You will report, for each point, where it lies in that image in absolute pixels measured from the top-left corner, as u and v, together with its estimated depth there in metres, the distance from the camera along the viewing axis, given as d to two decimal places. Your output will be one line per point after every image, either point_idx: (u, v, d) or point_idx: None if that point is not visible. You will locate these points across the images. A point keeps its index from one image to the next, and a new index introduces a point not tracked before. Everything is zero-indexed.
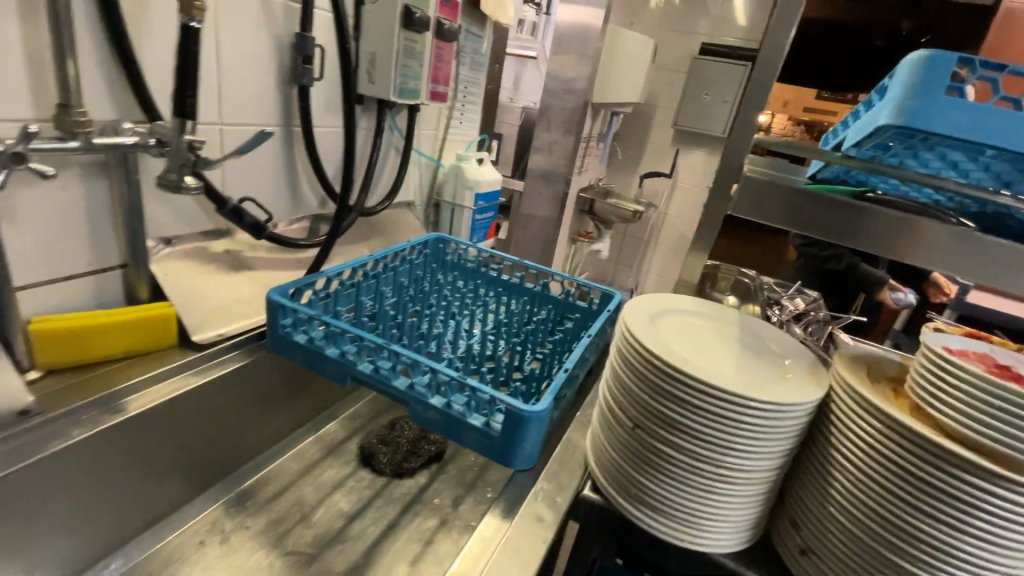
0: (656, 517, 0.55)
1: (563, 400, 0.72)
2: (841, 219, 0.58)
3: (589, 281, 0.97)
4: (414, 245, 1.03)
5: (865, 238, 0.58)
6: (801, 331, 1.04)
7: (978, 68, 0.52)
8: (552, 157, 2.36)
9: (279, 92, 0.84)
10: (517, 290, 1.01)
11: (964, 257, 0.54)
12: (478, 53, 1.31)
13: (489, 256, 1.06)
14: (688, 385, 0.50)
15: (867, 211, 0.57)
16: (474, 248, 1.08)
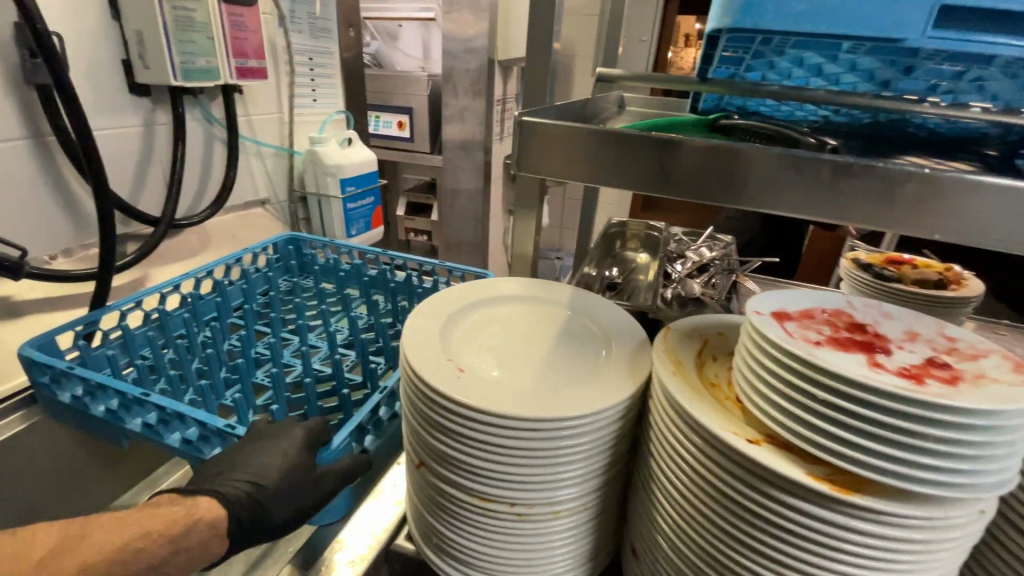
0: (460, 570, 0.43)
1: (393, 420, 0.60)
2: (726, 172, 0.41)
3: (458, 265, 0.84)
4: (248, 252, 0.90)
5: (765, 193, 0.40)
6: (700, 285, 0.91)
7: None
8: (466, 124, 2.14)
9: (13, 98, 0.69)
10: (383, 286, 0.89)
11: (857, 200, 0.37)
12: (315, 17, 1.14)
13: (347, 251, 0.94)
14: (454, 411, 0.38)
15: (766, 152, 0.39)
16: (329, 244, 0.95)
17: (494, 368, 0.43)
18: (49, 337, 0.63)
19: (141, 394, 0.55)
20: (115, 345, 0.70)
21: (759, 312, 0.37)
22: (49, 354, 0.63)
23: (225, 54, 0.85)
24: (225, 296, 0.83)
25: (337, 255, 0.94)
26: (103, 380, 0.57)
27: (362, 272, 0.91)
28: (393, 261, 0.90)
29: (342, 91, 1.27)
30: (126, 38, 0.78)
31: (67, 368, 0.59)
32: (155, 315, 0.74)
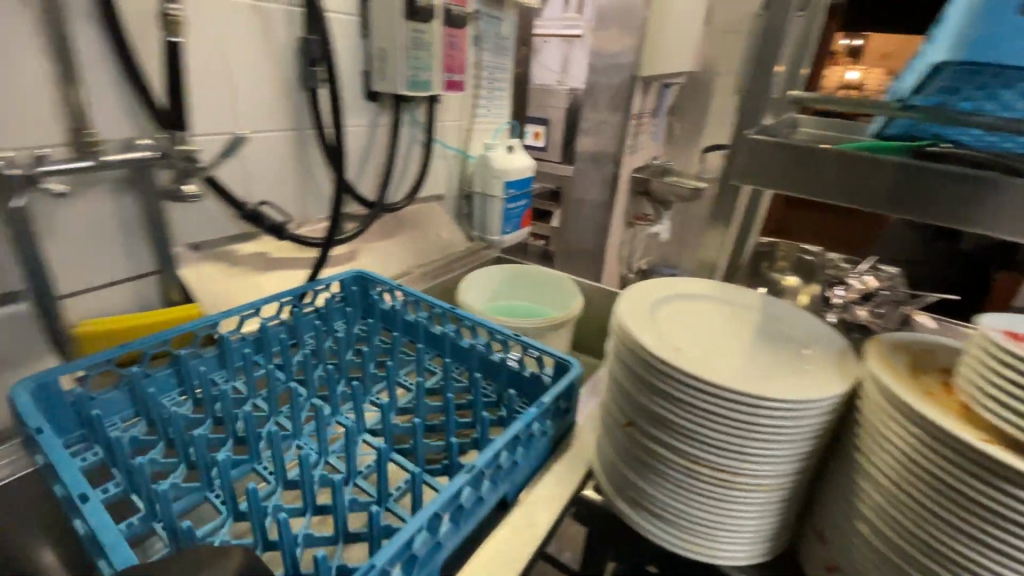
0: (657, 524, 0.50)
1: None
2: (944, 193, 0.45)
3: (538, 343, 0.73)
4: (305, 289, 0.83)
5: (982, 215, 0.44)
6: (866, 312, 0.90)
7: None
8: (600, 137, 2.19)
9: (290, 98, 0.87)
10: (447, 350, 0.81)
11: None
12: (500, 36, 1.28)
13: (414, 301, 0.86)
14: (683, 381, 0.44)
15: (991, 179, 0.43)
16: (399, 290, 0.88)
17: (705, 353, 0.49)
18: (54, 378, 0.59)
19: (80, 495, 0.46)
20: (124, 390, 0.64)
21: (993, 330, 0.39)
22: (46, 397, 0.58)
23: (439, 69, 1.01)
24: (262, 340, 0.76)
25: (404, 304, 0.87)
26: (54, 459, 0.50)
27: (428, 327, 0.83)
28: (461, 321, 0.81)
29: (510, 103, 1.41)
30: (369, 54, 0.95)
31: (35, 433, 0.53)
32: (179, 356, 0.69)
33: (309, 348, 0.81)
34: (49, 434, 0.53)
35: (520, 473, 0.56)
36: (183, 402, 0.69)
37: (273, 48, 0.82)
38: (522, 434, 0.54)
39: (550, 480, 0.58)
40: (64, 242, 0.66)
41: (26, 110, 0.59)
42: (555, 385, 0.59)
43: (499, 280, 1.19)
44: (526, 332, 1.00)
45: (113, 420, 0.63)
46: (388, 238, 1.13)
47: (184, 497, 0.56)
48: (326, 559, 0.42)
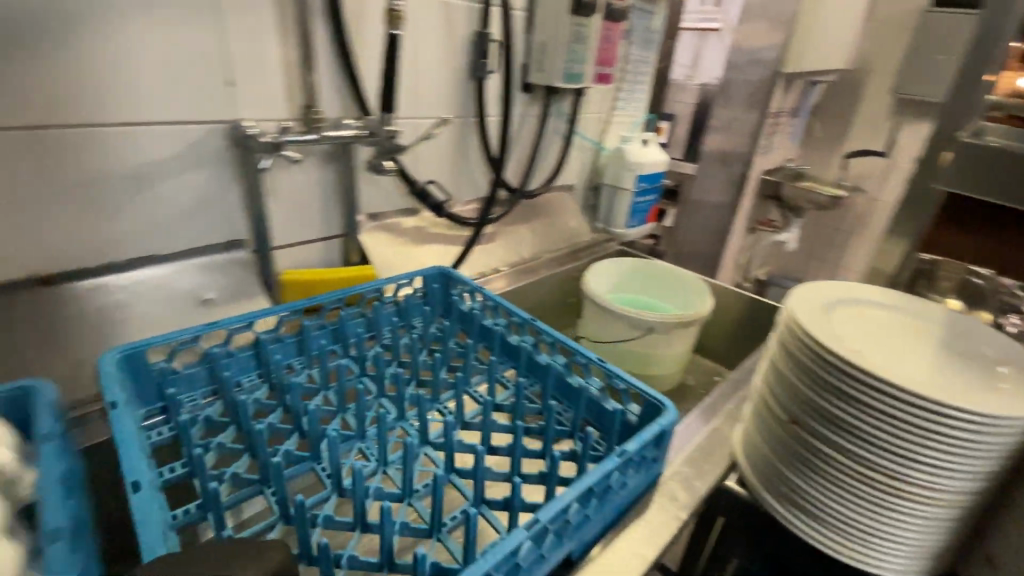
0: (807, 518, 0.52)
1: None
2: None
3: (625, 373, 0.69)
4: (389, 284, 0.82)
5: None
6: None
7: None
8: (733, 136, 2.07)
9: (460, 87, 0.95)
10: (524, 363, 0.77)
11: None
12: (648, 30, 1.28)
13: (494, 306, 0.85)
14: (860, 383, 0.45)
15: None
16: (479, 294, 0.86)
17: (885, 358, 0.49)
18: (139, 351, 0.61)
19: (132, 484, 0.47)
20: (204, 367, 0.66)
21: None
22: (135, 365, 0.62)
23: (593, 62, 1.05)
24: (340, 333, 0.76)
25: (483, 309, 0.85)
26: (120, 439, 0.51)
27: (506, 337, 0.81)
28: (541, 336, 0.78)
29: (648, 98, 1.42)
30: (530, 47, 1.01)
31: (109, 407, 0.54)
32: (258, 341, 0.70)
33: (385, 343, 0.80)
34: (122, 410, 0.54)
35: (590, 528, 0.50)
36: (259, 385, 0.70)
37: (450, 41, 0.90)
38: (596, 487, 0.48)
39: (616, 543, 0.52)
40: (280, 202, 0.79)
41: (271, 91, 0.72)
42: (641, 432, 0.51)
43: (625, 271, 1.19)
44: (653, 325, 1.01)
45: (193, 395, 0.66)
46: (523, 223, 1.20)
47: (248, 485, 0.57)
48: (474, 518, 0.47)
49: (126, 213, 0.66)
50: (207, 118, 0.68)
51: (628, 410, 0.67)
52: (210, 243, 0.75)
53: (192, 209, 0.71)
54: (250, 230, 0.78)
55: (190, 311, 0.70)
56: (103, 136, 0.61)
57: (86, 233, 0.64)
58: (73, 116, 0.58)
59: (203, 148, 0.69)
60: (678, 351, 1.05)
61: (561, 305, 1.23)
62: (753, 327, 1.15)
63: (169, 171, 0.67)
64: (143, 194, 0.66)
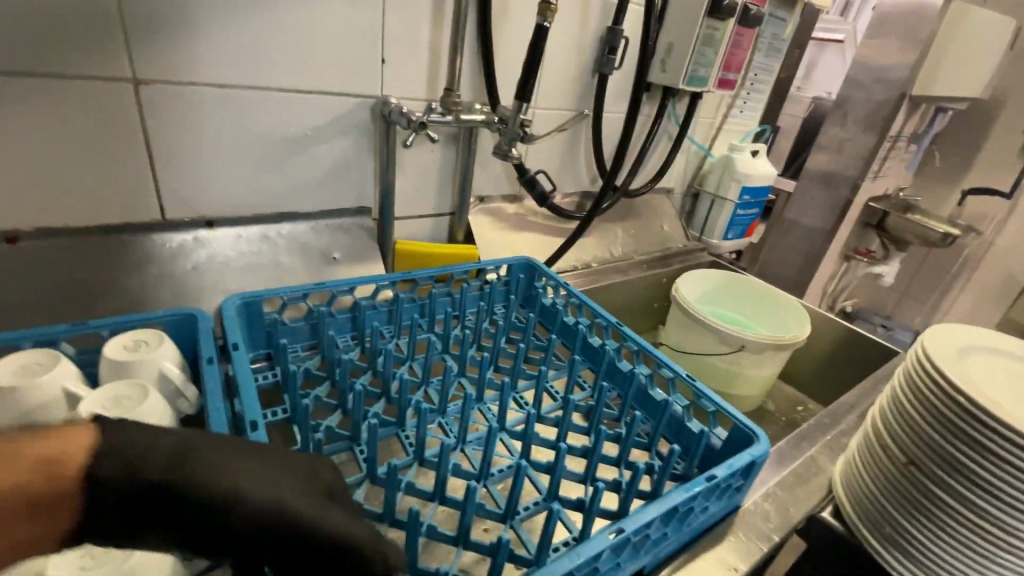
0: (910, 565, 0.49)
1: None
2: None
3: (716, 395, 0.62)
4: (481, 266, 0.81)
5: None
6: None
7: None
8: (839, 157, 1.95)
9: (582, 81, 0.95)
10: (603, 367, 0.71)
11: None
12: (777, 37, 1.23)
13: (578, 304, 0.80)
14: (1003, 439, 0.42)
15: None
16: (566, 289, 0.82)
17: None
18: (258, 300, 0.64)
19: (250, 422, 0.47)
20: (308, 322, 0.68)
21: None
22: (252, 310, 0.64)
23: (718, 66, 1.03)
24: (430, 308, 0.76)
25: (567, 306, 0.81)
26: (241, 383, 0.51)
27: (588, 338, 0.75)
28: (625, 342, 0.72)
29: (763, 106, 1.36)
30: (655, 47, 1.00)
31: (230, 348, 0.56)
32: (357, 306, 0.71)
33: (467, 325, 0.78)
34: (242, 352, 0.56)
35: (662, 548, 0.48)
36: (352, 347, 0.71)
37: (580, 35, 0.90)
38: (679, 507, 0.47)
39: (691, 566, 0.50)
40: (404, 176, 0.84)
41: (416, 70, 0.76)
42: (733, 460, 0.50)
43: (715, 285, 1.17)
44: (745, 343, 0.98)
45: (295, 347, 0.67)
46: (617, 222, 1.20)
47: (337, 442, 0.57)
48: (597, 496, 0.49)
49: (280, 171, 0.73)
50: (357, 91, 0.74)
51: (712, 434, 0.59)
52: (342, 207, 0.81)
53: (330, 175, 0.77)
54: (376, 199, 0.84)
55: (321, 267, 0.77)
56: (273, 99, 0.68)
57: (245, 185, 0.71)
58: (253, 80, 0.65)
59: (350, 119, 0.75)
60: (763, 373, 1.03)
61: (644, 309, 1.22)
62: (846, 361, 1.10)
63: (319, 137, 0.74)
64: (296, 156, 0.73)
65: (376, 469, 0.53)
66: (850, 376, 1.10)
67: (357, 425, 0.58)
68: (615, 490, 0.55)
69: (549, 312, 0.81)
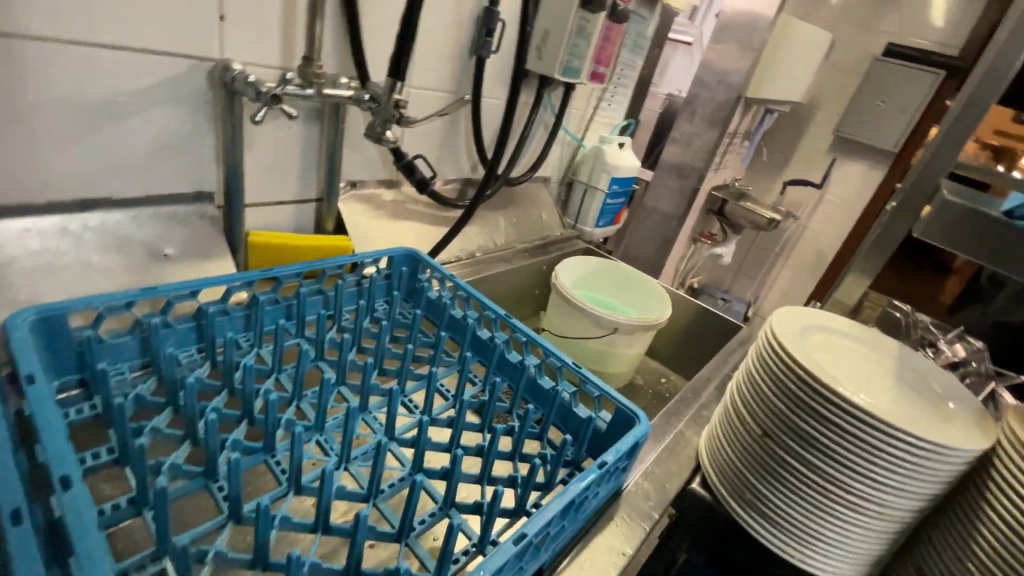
0: (762, 522, 0.56)
1: None
2: None
3: (601, 381, 0.63)
4: (358, 258, 0.74)
5: None
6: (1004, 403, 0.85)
7: None
8: (688, 150, 2.16)
9: (459, 62, 0.91)
10: (493, 360, 0.69)
11: None
12: (640, 35, 1.31)
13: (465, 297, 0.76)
14: (836, 407, 0.49)
15: None
16: (452, 280, 0.78)
17: (854, 385, 0.53)
18: (63, 314, 0.51)
19: (59, 480, 0.36)
20: (137, 336, 0.57)
21: None
22: (53, 328, 0.51)
23: (590, 59, 1.05)
24: (298, 309, 0.67)
25: (454, 298, 0.78)
26: (41, 425, 0.40)
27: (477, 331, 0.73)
28: (514, 334, 0.71)
29: (628, 101, 1.45)
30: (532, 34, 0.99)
31: (22, 380, 0.43)
32: (204, 314, 0.60)
33: (343, 326, 0.71)
34: (41, 382, 0.44)
35: (562, 539, 0.48)
36: (201, 361, 0.60)
37: (455, 14, 0.86)
38: (576, 498, 0.47)
39: (586, 550, 0.51)
40: (257, 156, 0.73)
41: (266, 34, 0.66)
42: (620, 444, 0.52)
43: (589, 271, 1.22)
44: (618, 326, 1.05)
45: (121, 369, 0.55)
46: (497, 210, 1.18)
47: (188, 478, 0.49)
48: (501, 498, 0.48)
49: (85, 146, 0.58)
50: (192, 51, 0.61)
51: (598, 419, 0.61)
52: (177, 192, 0.68)
53: (158, 154, 0.64)
54: (221, 182, 0.71)
55: (147, 267, 0.63)
56: (69, 54, 0.53)
57: (33, 163, 0.55)
58: (38, 27, 0.50)
59: (183, 86, 0.62)
60: (633, 352, 1.11)
61: (526, 296, 1.23)
62: (697, 335, 1.23)
63: (141, 105, 0.60)
64: (107, 127, 0.59)
65: (239, 508, 0.45)
66: (705, 349, 1.23)
67: (211, 458, 0.49)
68: (512, 486, 0.54)
69: (435, 307, 0.77)
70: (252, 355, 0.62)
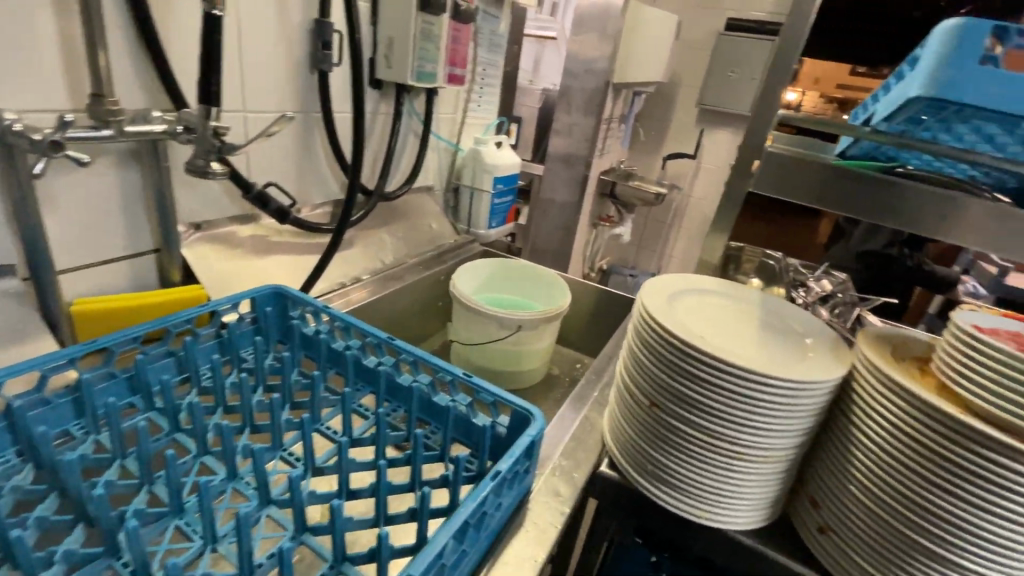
0: (669, 491, 0.56)
1: None
2: (880, 198, 0.59)
3: (494, 384, 0.60)
4: (210, 307, 0.66)
5: (902, 214, 0.59)
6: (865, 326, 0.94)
7: (1013, 38, 0.50)
8: (572, 140, 2.22)
9: (300, 81, 0.86)
10: (381, 388, 0.64)
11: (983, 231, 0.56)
12: (494, 33, 1.31)
13: (344, 325, 0.69)
14: (708, 366, 0.51)
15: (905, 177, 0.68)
16: (325, 310, 0.71)
17: (725, 340, 0.55)
18: None
19: None
20: None
21: (962, 323, 0.47)
22: None
23: (443, 62, 1.03)
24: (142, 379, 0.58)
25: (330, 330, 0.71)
26: None
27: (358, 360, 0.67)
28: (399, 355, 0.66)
29: (498, 99, 1.45)
30: (376, 42, 0.96)
31: None
32: (13, 410, 0.51)
33: (205, 386, 0.64)
34: None
35: (466, 565, 0.45)
36: (19, 466, 0.50)
37: (283, 32, 0.81)
38: (471, 519, 0.44)
39: (499, 567, 0.49)
40: (62, 213, 0.63)
41: (43, 72, 0.57)
42: (513, 448, 0.50)
43: (487, 274, 1.20)
44: (521, 323, 1.03)
45: None
46: (380, 227, 1.13)
47: None
48: (391, 534, 0.42)
49: None
50: None
51: (496, 425, 0.58)
52: None
53: None
54: (21, 249, 0.61)
55: None
56: None
57: None
58: None
59: None
60: (543, 345, 1.10)
61: (430, 309, 1.19)
62: (602, 315, 1.26)
63: None
64: None
65: None
66: (612, 327, 1.25)
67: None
68: (410, 519, 0.50)
69: (311, 343, 0.71)
70: (84, 444, 0.53)
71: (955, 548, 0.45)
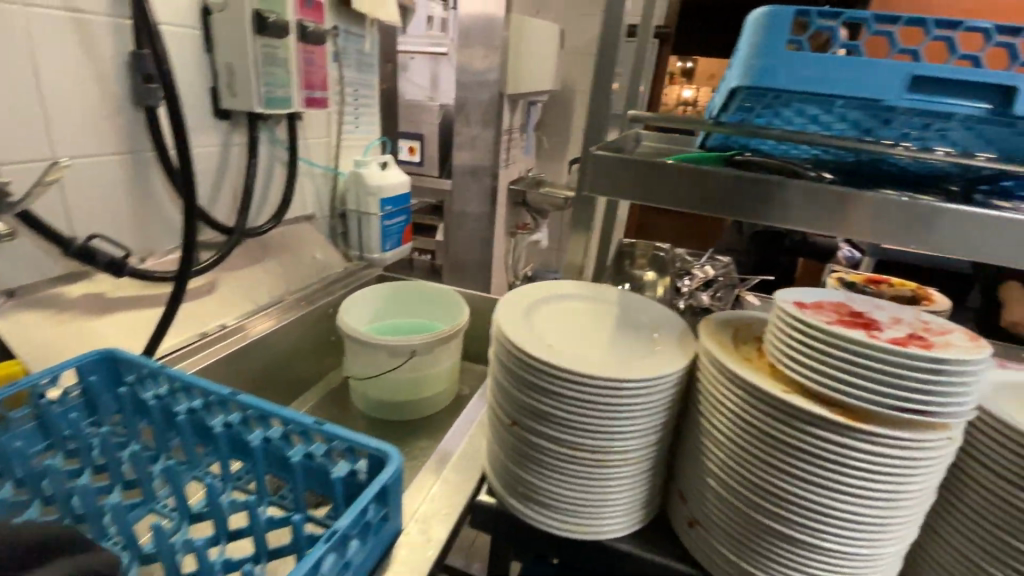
0: (541, 510, 0.54)
1: None
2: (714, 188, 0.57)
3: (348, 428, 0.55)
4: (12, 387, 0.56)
5: (736, 203, 0.56)
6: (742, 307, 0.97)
7: (816, 19, 0.49)
8: (476, 152, 2.19)
9: (122, 119, 0.78)
10: (226, 450, 0.58)
11: (815, 212, 0.54)
12: (361, 53, 1.28)
13: (184, 385, 0.61)
14: (554, 378, 0.49)
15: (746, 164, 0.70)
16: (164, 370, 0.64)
17: (577, 347, 0.54)
18: None
19: None
20: None
21: (785, 303, 0.48)
22: None
23: (298, 85, 0.97)
24: None
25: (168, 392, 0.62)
26: None
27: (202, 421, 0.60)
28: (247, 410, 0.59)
29: (379, 119, 1.41)
30: (215, 70, 0.89)
31: None
32: None
33: (20, 479, 0.56)
34: None
35: None
36: None
37: (91, 67, 0.73)
38: None
39: None
40: None
41: None
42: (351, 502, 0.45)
43: (380, 300, 1.15)
44: (415, 348, 0.99)
45: None
46: (253, 265, 1.05)
47: None
48: None
49: None
50: None
51: (353, 471, 0.53)
52: None
53: None
54: None
55: None
56: None
57: None
58: None
59: None
60: (444, 367, 1.07)
61: (322, 345, 1.12)
62: None
63: None
64: None
65: None
66: None
67: None
68: None
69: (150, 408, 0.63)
70: None
71: (802, 525, 0.46)
